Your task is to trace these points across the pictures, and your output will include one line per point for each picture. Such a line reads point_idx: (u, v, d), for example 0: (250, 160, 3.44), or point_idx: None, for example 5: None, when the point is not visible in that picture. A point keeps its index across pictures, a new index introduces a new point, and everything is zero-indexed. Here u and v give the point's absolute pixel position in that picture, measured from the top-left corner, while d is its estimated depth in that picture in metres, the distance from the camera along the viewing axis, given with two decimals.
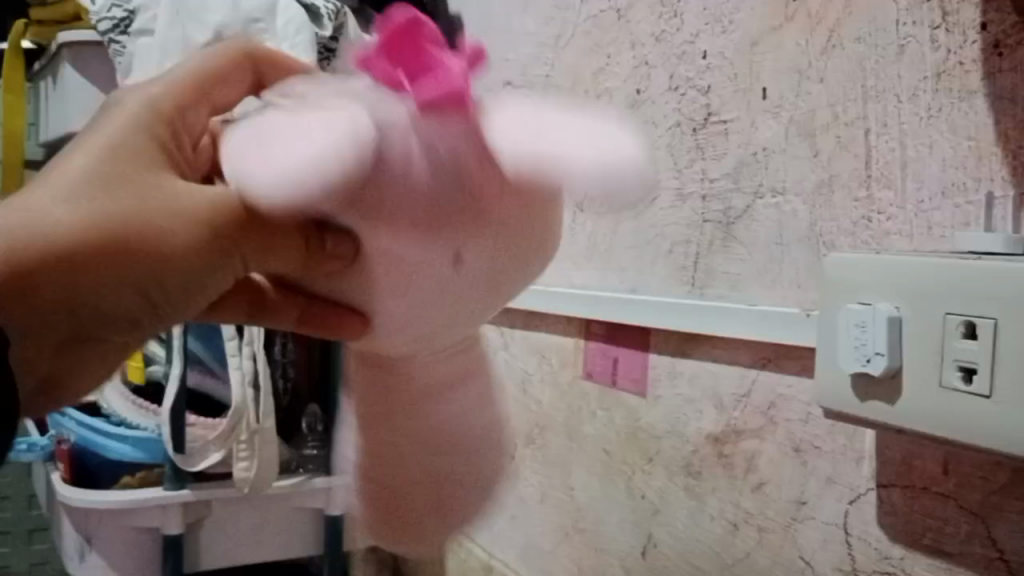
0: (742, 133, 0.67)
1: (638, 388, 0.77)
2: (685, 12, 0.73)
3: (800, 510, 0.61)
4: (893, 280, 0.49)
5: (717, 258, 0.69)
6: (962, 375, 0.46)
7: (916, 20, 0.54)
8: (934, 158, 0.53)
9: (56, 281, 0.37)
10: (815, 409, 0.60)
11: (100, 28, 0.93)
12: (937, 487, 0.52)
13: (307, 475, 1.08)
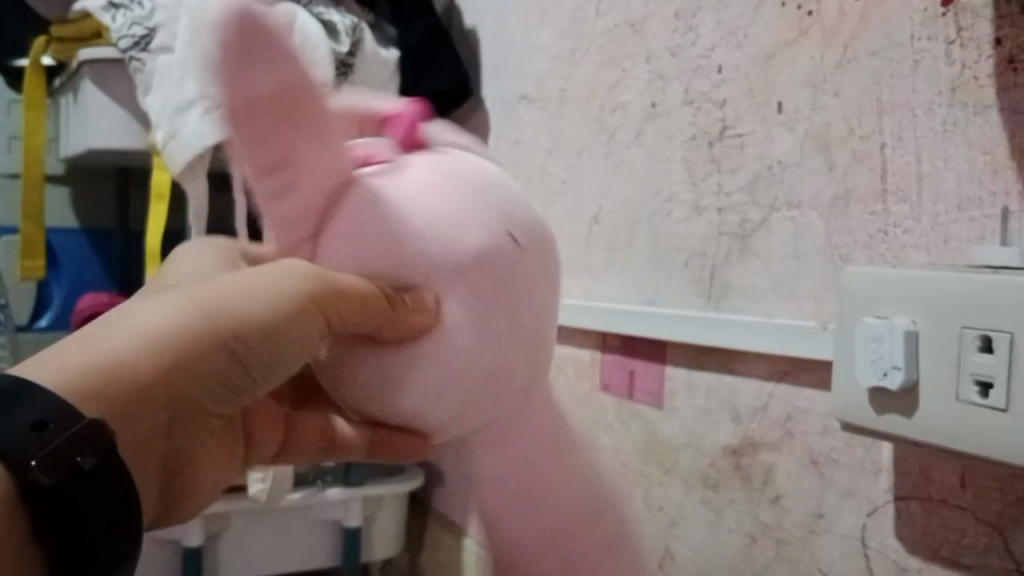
0: (758, 146, 0.67)
1: (654, 400, 0.77)
2: (700, 27, 0.73)
3: (818, 523, 0.61)
4: (908, 295, 0.49)
5: (734, 271, 0.69)
6: (978, 389, 0.46)
7: (931, 34, 0.54)
8: (949, 172, 0.53)
9: (156, 351, 0.39)
10: (832, 422, 0.60)
11: (121, 45, 0.95)
12: (955, 500, 0.52)
13: (323, 487, 1.07)
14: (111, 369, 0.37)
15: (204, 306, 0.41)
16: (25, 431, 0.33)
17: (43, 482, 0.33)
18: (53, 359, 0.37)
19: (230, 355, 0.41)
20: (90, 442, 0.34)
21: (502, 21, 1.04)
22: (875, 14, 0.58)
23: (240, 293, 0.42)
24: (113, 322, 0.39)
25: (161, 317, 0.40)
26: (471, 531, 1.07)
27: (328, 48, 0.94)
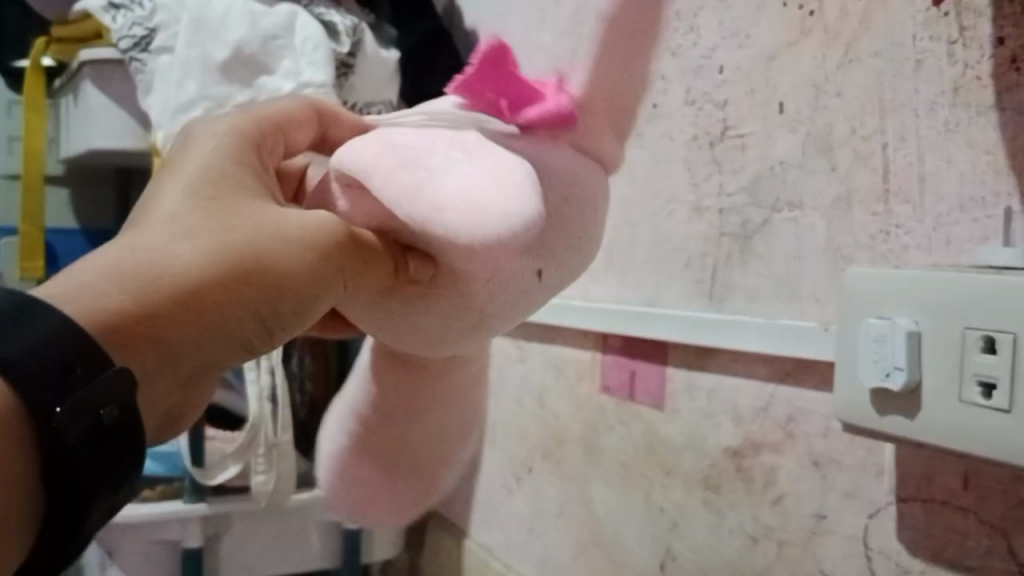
0: (760, 147, 0.67)
1: (656, 402, 0.77)
2: (702, 27, 0.73)
3: (820, 524, 0.61)
4: (911, 296, 0.49)
5: (735, 271, 0.69)
6: (981, 390, 0.46)
7: (933, 34, 0.54)
8: (952, 172, 0.53)
9: (183, 297, 0.33)
10: (834, 423, 0.60)
11: (121, 46, 0.94)
12: (957, 501, 0.52)
13: (325, 488, 1.09)
14: (125, 313, 0.32)
15: (232, 248, 0.35)
16: (55, 376, 0.29)
17: (68, 433, 0.29)
18: (65, 289, 0.32)
19: (257, 310, 0.35)
20: (112, 396, 0.31)
21: (503, 22, 1.04)
22: (878, 14, 0.58)
23: (273, 235, 0.36)
24: (133, 247, 0.34)
25: (185, 251, 0.34)
26: (471, 532, 1.07)
27: (328, 49, 0.94)
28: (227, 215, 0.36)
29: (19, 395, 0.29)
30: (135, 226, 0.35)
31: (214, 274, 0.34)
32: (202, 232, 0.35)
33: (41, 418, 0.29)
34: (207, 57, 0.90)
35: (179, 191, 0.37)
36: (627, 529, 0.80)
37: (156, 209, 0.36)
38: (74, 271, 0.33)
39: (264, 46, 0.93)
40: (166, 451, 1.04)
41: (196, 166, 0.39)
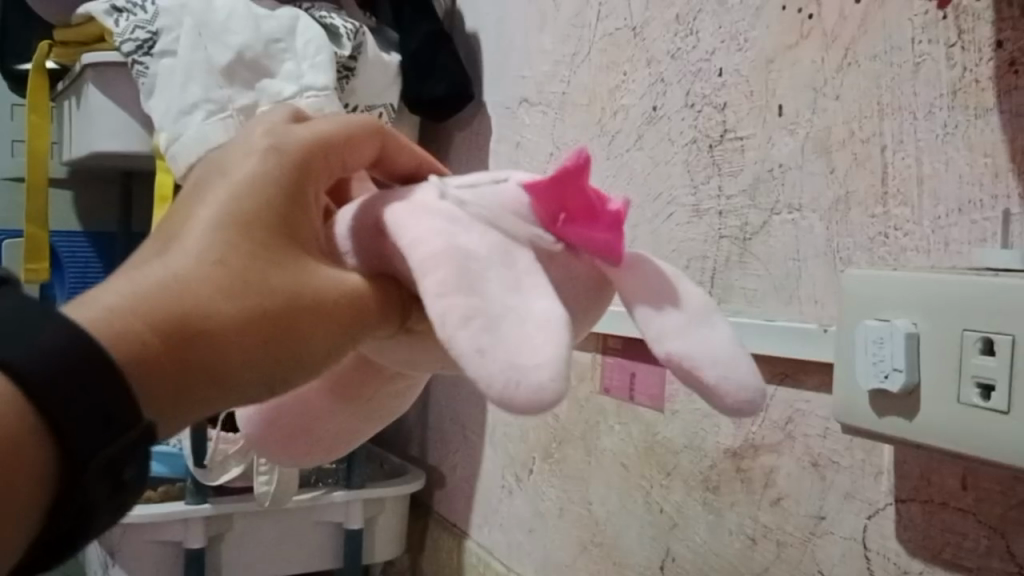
0: (759, 149, 0.67)
1: (655, 403, 0.77)
2: (701, 30, 0.73)
3: (819, 525, 0.61)
4: (909, 298, 0.50)
5: (735, 273, 0.69)
6: (979, 392, 0.46)
7: (932, 38, 0.54)
8: (950, 175, 0.53)
9: (201, 352, 0.35)
10: (833, 424, 0.60)
11: (123, 50, 0.93)
12: (956, 502, 0.52)
13: (327, 489, 1.09)
14: (148, 358, 0.33)
15: (262, 310, 0.36)
16: (66, 378, 0.30)
17: (91, 486, 0.31)
18: (103, 317, 0.33)
19: (271, 375, 0.36)
20: (133, 454, 0.32)
21: (503, 25, 1.04)
22: (877, 18, 0.58)
23: (301, 303, 0.37)
24: (168, 287, 0.35)
25: (217, 305, 0.35)
26: (472, 533, 1.08)
27: (331, 53, 0.95)
28: (266, 268, 0.37)
29: (53, 444, 0.30)
30: (174, 256, 0.36)
31: (237, 334, 0.35)
32: (238, 291, 0.36)
33: (70, 467, 0.30)
34: (209, 59, 0.91)
35: (225, 225, 0.37)
36: (627, 529, 0.80)
37: (198, 243, 0.37)
38: (112, 297, 0.34)
39: (266, 48, 0.93)
40: (170, 452, 1.03)
41: (248, 204, 0.38)
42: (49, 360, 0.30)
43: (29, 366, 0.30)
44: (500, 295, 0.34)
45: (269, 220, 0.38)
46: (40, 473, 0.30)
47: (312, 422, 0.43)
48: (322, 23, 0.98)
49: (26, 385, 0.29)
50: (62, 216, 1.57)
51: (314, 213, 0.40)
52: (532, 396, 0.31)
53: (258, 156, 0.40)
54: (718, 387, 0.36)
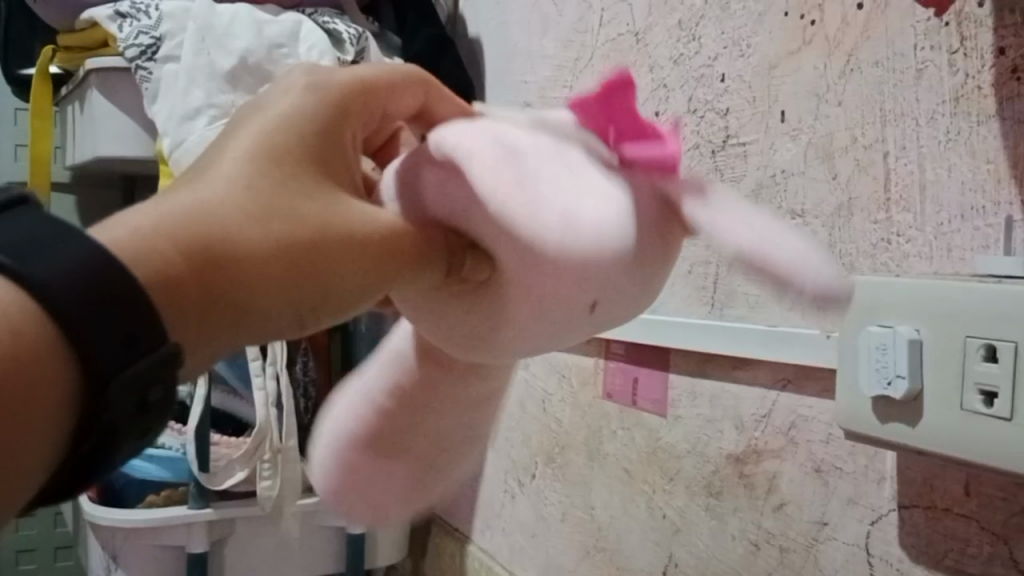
0: (761, 155, 0.67)
1: (658, 408, 0.77)
2: (704, 36, 0.73)
3: (822, 530, 0.61)
4: (911, 305, 0.50)
5: (737, 278, 0.69)
6: (983, 398, 0.46)
7: (935, 44, 0.54)
8: (952, 181, 0.53)
9: (240, 281, 0.32)
10: (836, 429, 0.60)
11: (128, 55, 0.94)
12: (959, 508, 0.52)
13: (329, 494, 1.09)
14: (183, 278, 0.30)
15: (296, 239, 0.34)
16: (85, 298, 0.26)
17: (118, 407, 0.27)
18: (137, 240, 0.30)
19: (305, 307, 0.34)
20: (160, 374, 0.28)
21: (505, 30, 1.05)
22: (879, 24, 0.58)
23: (332, 236, 0.35)
24: (198, 213, 0.32)
25: (250, 230, 0.33)
26: (474, 537, 1.08)
27: (333, 57, 0.95)
28: (295, 199, 0.35)
29: (75, 360, 0.26)
30: (200, 188, 0.34)
31: (273, 260, 0.33)
32: (272, 222, 0.34)
33: (93, 386, 0.26)
34: (213, 65, 0.91)
35: (251, 162, 0.35)
36: (630, 534, 0.80)
37: (227, 175, 0.34)
38: (137, 223, 0.31)
39: (269, 53, 0.94)
40: (170, 456, 1.03)
41: (271, 143, 0.36)
42: (67, 270, 0.26)
43: (43, 273, 0.25)
44: (555, 168, 0.37)
45: (297, 159, 0.36)
46: (59, 394, 0.25)
47: (376, 475, 0.47)
48: (325, 28, 0.99)
49: (40, 295, 0.25)
50: (65, 220, 1.57)
51: (342, 156, 0.39)
52: (595, 241, 0.35)
53: (280, 108, 0.38)
54: (798, 271, 0.39)
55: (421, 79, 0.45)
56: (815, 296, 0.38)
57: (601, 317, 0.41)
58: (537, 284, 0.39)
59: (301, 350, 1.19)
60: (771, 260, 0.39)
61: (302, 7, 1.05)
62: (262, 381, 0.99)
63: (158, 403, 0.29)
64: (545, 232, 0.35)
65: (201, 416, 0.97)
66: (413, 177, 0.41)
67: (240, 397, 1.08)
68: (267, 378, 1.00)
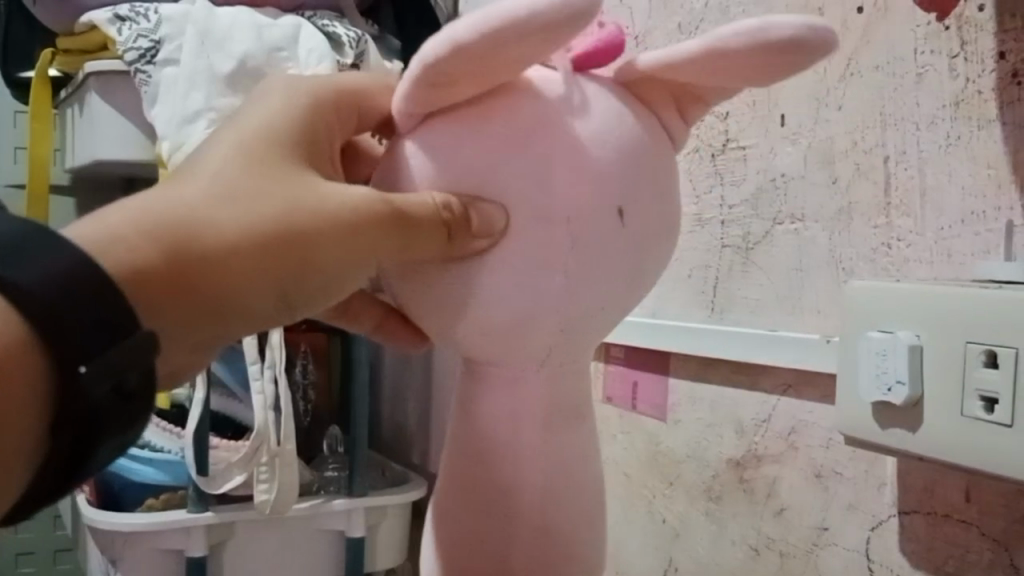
0: (761, 159, 0.67)
1: (658, 413, 0.77)
2: (704, 40, 0.73)
3: (822, 536, 0.61)
4: (912, 310, 0.49)
5: (737, 282, 0.69)
6: (984, 405, 0.46)
7: (935, 49, 0.54)
8: (953, 186, 0.53)
9: (199, 258, 0.36)
10: (836, 435, 0.60)
11: (126, 58, 0.94)
12: (960, 515, 0.52)
13: (329, 498, 1.09)
14: (156, 266, 0.35)
15: (265, 223, 0.38)
16: (59, 299, 0.31)
17: (93, 393, 0.32)
18: (107, 232, 0.35)
19: (277, 286, 0.39)
20: (134, 366, 0.33)
21: None
22: (878, 29, 0.58)
23: (302, 217, 0.39)
24: (165, 205, 0.37)
25: (219, 220, 0.37)
26: None
27: (332, 60, 0.95)
28: (258, 187, 0.39)
29: (51, 353, 0.31)
30: (178, 185, 0.39)
31: (240, 244, 0.38)
32: (233, 208, 0.38)
33: (67, 375, 0.31)
34: (212, 68, 0.91)
35: (224, 159, 0.40)
36: (630, 538, 0.80)
37: (198, 171, 0.39)
38: (113, 217, 0.36)
39: (268, 56, 0.93)
40: (169, 459, 1.04)
41: (241, 141, 0.41)
42: (46, 275, 0.31)
43: (24, 279, 0.31)
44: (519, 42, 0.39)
45: (267, 154, 0.41)
46: (37, 382, 0.31)
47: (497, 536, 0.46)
48: (325, 31, 0.99)
49: (21, 300, 0.31)
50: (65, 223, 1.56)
51: (322, 153, 0.44)
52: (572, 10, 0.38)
53: (262, 114, 0.43)
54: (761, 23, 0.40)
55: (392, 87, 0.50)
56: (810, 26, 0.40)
57: (636, 232, 0.43)
58: (550, 205, 0.42)
59: (300, 353, 1.19)
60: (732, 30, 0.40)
61: (302, 10, 1.05)
62: (260, 383, 0.97)
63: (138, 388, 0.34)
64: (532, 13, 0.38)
65: (200, 420, 0.96)
66: (398, 170, 0.45)
67: (236, 398, 1.08)
68: (264, 381, 0.98)
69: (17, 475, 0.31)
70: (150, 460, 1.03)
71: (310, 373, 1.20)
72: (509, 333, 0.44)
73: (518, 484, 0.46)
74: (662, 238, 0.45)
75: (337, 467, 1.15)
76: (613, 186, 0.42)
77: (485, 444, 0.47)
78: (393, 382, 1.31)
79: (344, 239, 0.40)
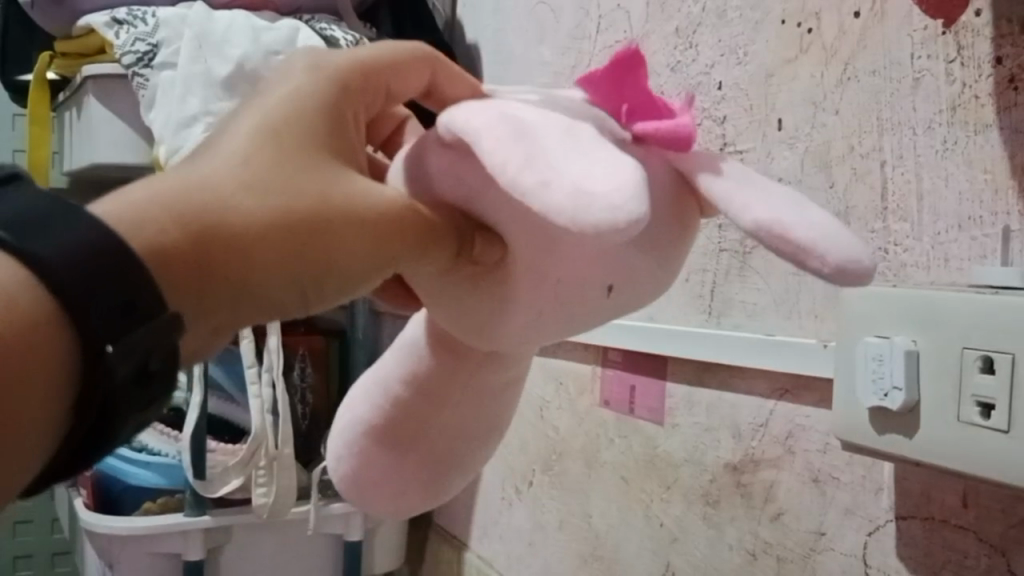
0: (759, 164, 0.67)
1: (655, 416, 0.77)
2: (700, 44, 0.73)
3: (819, 541, 0.61)
4: (908, 315, 0.50)
5: (734, 286, 0.69)
6: (980, 410, 0.46)
7: (931, 53, 0.54)
8: (949, 191, 0.53)
9: (230, 247, 0.32)
10: (833, 440, 0.60)
11: (123, 62, 0.93)
12: (956, 520, 0.52)
13: (325, 500, 1.08)
14: (182, 258, 0.30)
15: (300, 213, 0.34)
16: (84, 267, 0.27)
17: (118, 375, 0.27)
18: (130, 209, 0.30)
19: (308, 283, 0.34)
20: (162, 344, 0.28)
21: (502, 36, 1.04)
22: (875, 33, 0.58)
23: (338, 211, 0.35)
24: (196, 186, 0.32)
25: (250, 205, 0.33)
26: (472, 544, 1.07)
27: None
28: (296, 173, 0.35)
29: (70, 328, 0.27)
30: (198, 166, 0.34)
31: (273, 233, 0.33)
32: (271, 195, 0.34)
33: (90, 356, 0.27)
34: (209, 72, 0.91)
35: (249, 139, 0.35)
36: (627, 542, 0.80)
37: (227, 153, 0.34)
38: (131, 194, 0.31)
39: (266, 60, 0.93)
40: (166, 463, 1.03)
41: (273, 121, 0.37)
42: (65, 246, 0.27)
43: (40, 247, 0.26)
44: (563, 152, 0.34)
45: (296, 135, 0.36)
46: (57, 361, 0.26)
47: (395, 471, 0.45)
48: (323, 35, 0.99)
49: (36, 268, 0.26)
50: None
51: (352, 136, 0.39)
52: (605, 214, 0.31)
53: (289, 88, 0.39)
54: (815, 245, 0.34)
55: (428, 57, 0.44)
56: (837, 265, 0.34)
57: (619, 303, 0.41)
58: (549, 264, 0.38)
59: (299, 355, 1.19)
60: (788, 235, 0.34)
61: (300, 13, 1.05)
62: (257, 388, 0.99)
63: (165, 372, 0.29)
64: (552, 213, 0.32)
65: (197, 424, 0.96)
66: (419, 159, 0.41)
67: (238, 404, 1.08)
68: (262, 385, 0.99)
69: (26, 477, 0.26)
70: (148, 463, 1.03)
71: (308, 376, 1.20)
72: (486, 334, 0.42)
73: (449, 439, 0.45)
74: (657, 288, 0.42)
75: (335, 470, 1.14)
76: (616, 261, 0.39)
77: (422, 399, 0.45)
78: None
79: (376, 233, 0.36)
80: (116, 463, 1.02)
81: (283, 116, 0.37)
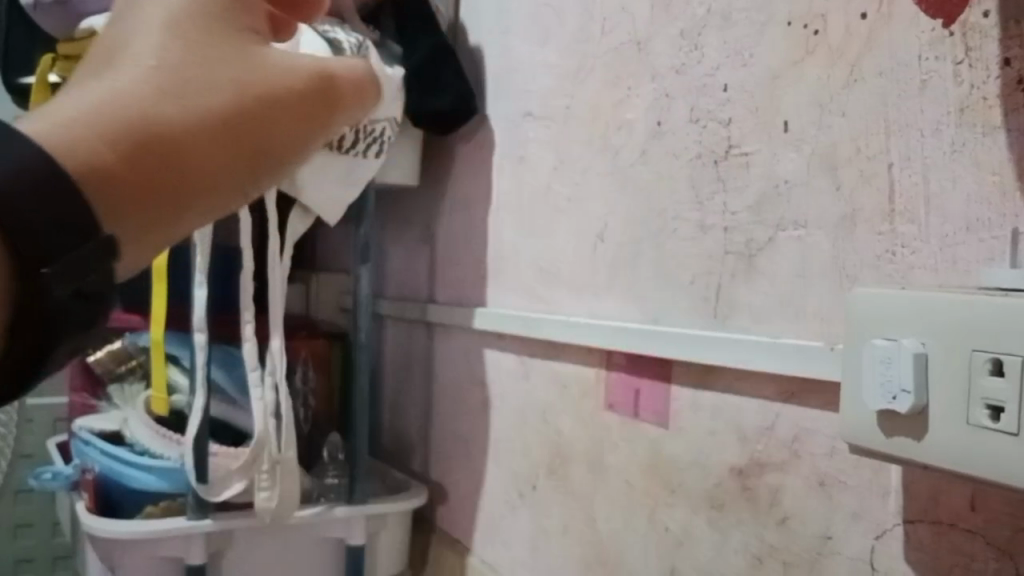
0: (764, 165, 0.67)
1: (659, 420, 0.77)
2: (705, 46, 0.73)
3: (825, 545, 0.60)
4: (918, 318, 0.49)
5: (740, 289, 0.69)
6: (989, 413, 0.45)
7: (939, 55, 0.54)
8: (958, 194, 0.53)
9: (157, 154, 0.36)
10: (840, 443, 0.59)
11: None
12: (964, 524, 0.51)
13: (327, 505, 1.08)
14: (109, 169, 0.35)
15: (217, 117, 0.39)
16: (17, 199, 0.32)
17: (53, 295, 0.33)
18: (58, 129, 0.34)
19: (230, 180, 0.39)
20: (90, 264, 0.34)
21: (506, 38, 1.03)
22: (882, 34, 0.58)
23: (248, 112, 0.40)
24: (117, 97, 0.37)
25: (165, 111, 0.37)
26: (474, 549, 1.07)
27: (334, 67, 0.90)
28: (204, 73, 0.39)
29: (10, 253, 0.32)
30: (113, 71, 0.38)
31: (196, 138, 0.38)
32: (187, 101, 0.38)
33: (28, 277, 0.32)
34: None
35: (157, 38, 0.39)
36: (631, 546, 0.79)
37: (139, 57, 0.38)
38: (61, 112, 0.35)
39: None
40: (169, 466, 1.01)
41: (177, 22, 0.40)
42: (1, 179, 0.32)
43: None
44: None
45: (200, 35, 0.40)
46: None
47: None
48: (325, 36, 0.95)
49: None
50: None
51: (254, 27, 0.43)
52: None
53: None
54: None
55: None
56: None
57: None
58: None
59: (300, 359, 1.18)
60: None
61: None
62: (261, 390, 0.97)
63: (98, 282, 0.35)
64: None
65: (199, 428, 0.96)
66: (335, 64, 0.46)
67: (240, 407, 1.07)
68: (265, 387, 0.98)
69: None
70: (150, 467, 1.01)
71: (310, 380, 1.20)
72: None
73: None
74: None
75: (337, 474, 1.13)
76: None
77: None
78: (394, 386, 1.28)
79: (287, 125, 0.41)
80: (120, 467, 1.02)
81: (186, 13, 0.41)
